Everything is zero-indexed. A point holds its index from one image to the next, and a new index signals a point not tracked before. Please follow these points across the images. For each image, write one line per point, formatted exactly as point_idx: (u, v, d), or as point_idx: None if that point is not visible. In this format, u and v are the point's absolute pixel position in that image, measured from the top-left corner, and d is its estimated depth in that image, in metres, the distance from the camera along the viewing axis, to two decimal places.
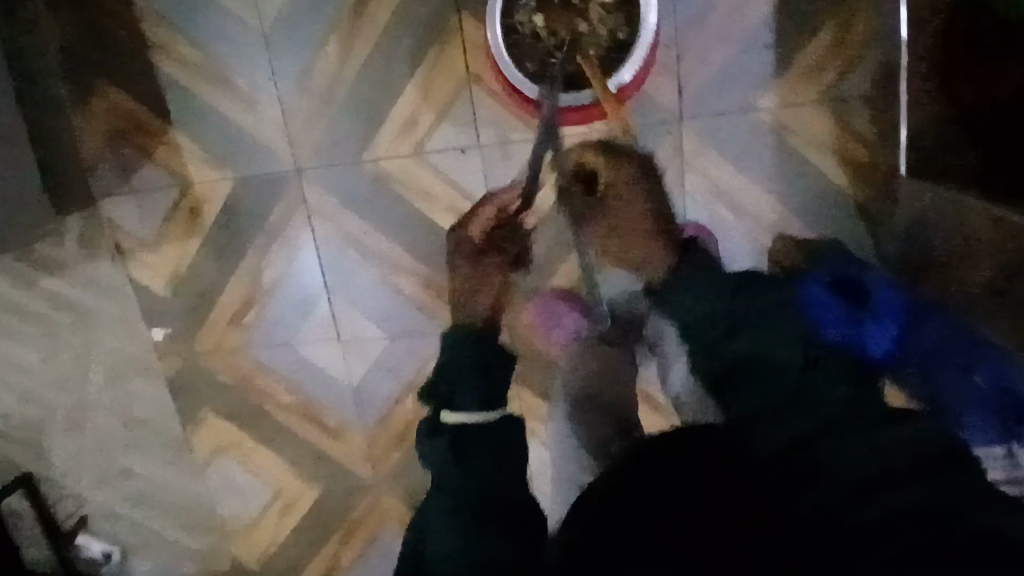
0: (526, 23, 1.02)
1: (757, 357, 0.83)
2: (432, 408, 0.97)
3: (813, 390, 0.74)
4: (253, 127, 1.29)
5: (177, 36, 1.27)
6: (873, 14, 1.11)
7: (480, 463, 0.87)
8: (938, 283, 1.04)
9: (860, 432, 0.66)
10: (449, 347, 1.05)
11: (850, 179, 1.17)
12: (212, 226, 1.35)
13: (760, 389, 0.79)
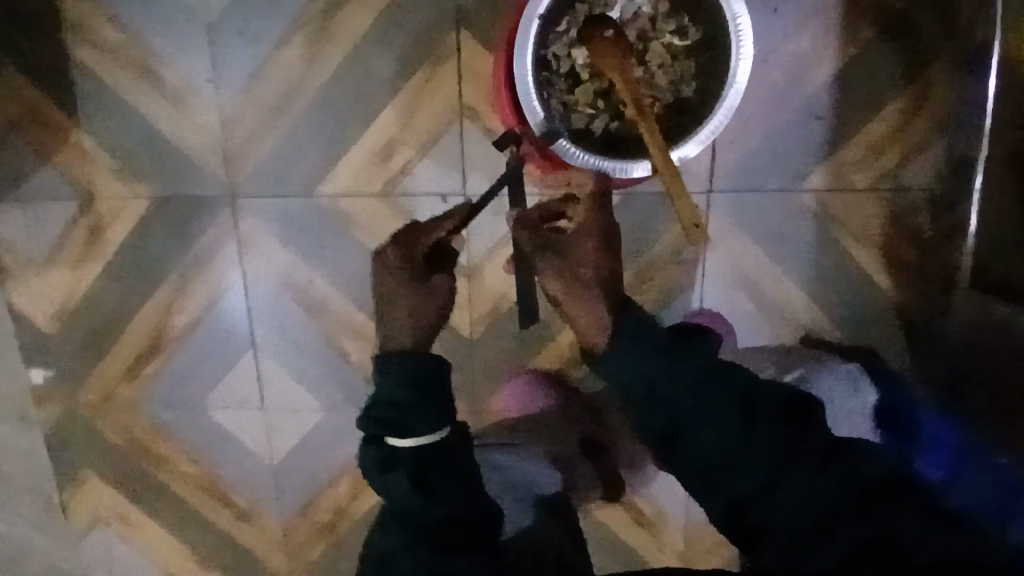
0: (563, 58, 0.81)
1: (704, 420, 0.76)
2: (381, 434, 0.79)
3: (747, 438, 0.74)
4: (184, 135, 1.03)
5: (98, 11, 0.99)
6: (948, 96, 0.94)
7: (448, 491, 0.77)
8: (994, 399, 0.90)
9: (807, 468, 0.69)
10: (391, 366, 0.84)
11: (895, 281, 1.00)
12: (118, 252, 1.08)
13: (715, 446, 0.75)
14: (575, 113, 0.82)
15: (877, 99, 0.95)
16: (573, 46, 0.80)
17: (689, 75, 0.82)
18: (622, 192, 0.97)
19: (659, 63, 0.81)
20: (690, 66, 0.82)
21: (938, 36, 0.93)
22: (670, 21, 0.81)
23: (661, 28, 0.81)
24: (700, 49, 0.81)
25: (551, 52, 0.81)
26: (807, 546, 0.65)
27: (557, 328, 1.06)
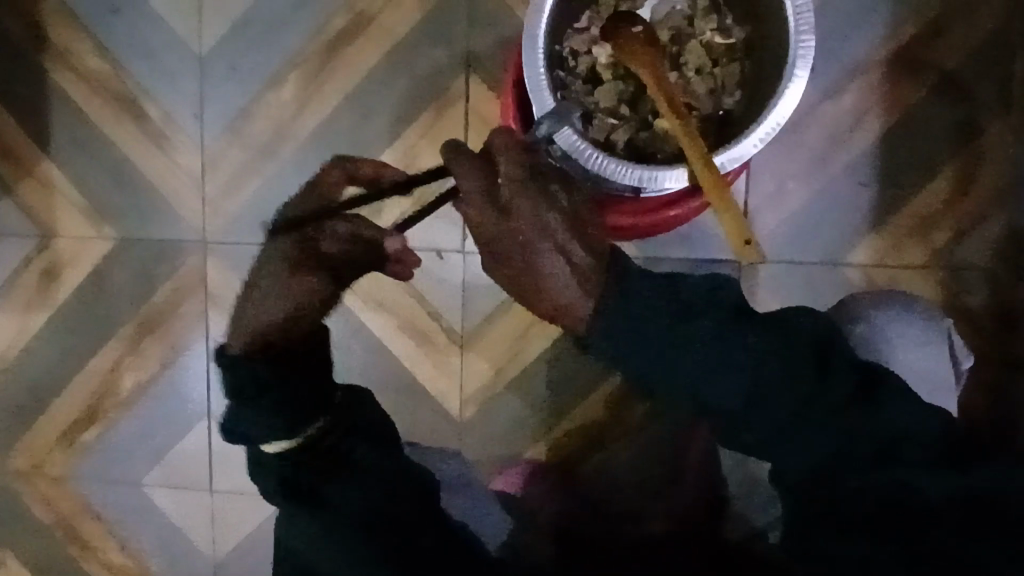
0: (581, 58, 0.69)
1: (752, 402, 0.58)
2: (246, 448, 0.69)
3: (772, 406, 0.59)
4: (158, 173, 0.93)
5: (82, 37, 0.92)
6: (1007, 166, 0.84)
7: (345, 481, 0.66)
8: None
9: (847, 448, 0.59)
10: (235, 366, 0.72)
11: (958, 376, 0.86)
12: (69, 298, 0.95)
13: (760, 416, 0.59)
14: (597, 120, 0.69)
15: (926, 165, 0.85)
16: (594, 43, 0.69)
17: (733, 79, 0.70)
18: (642, 255, 0.87)
19: (697, 65, 0.70)
20: (734, 68, 0.70)
21: (993, 99, 0.84)
22: (710, 19, 0.71)
23: (700, 26, 0.71)
24: (746, 50, 0.70)
25: (569, 47, 0.69)
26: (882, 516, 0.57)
27: (560, 412, 0.91)
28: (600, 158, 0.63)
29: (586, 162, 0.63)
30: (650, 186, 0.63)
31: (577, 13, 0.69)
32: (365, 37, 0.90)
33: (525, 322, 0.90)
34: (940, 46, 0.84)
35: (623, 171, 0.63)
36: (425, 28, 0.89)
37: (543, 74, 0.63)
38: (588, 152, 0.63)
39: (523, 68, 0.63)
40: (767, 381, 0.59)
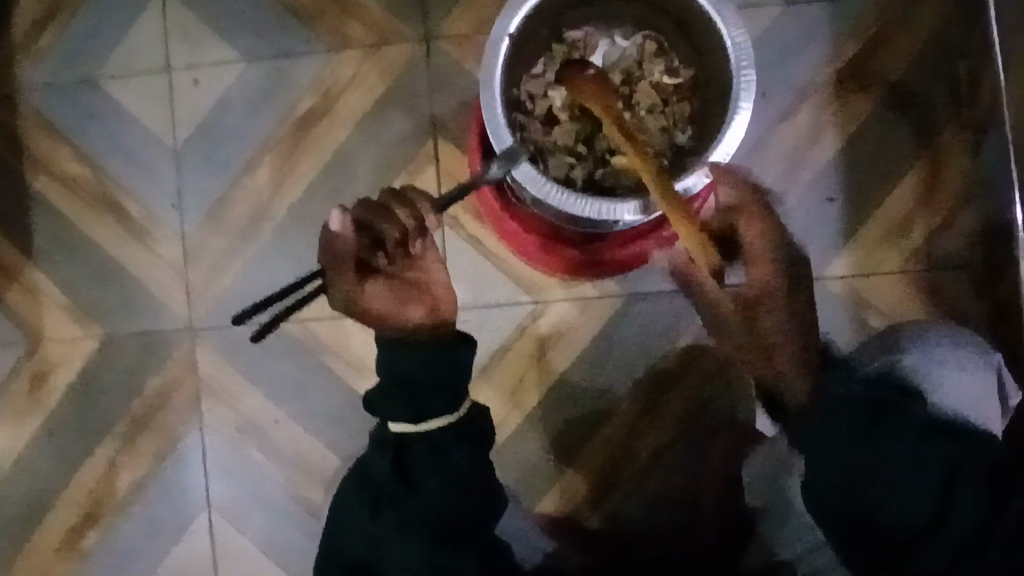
0: (538, 101, 0.72)
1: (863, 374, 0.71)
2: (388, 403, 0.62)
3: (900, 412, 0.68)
4: (141, 267, 0.94)
5: (60, 146, 0.95)
6: (967, 164, 0.87)
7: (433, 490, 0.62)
8: None
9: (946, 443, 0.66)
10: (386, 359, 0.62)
11: None
12: (60, 401, 0.95)
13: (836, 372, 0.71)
14: (554, 159, 0.72)
15: (890, 172, 0.87)
16: (549, 87, 0.72)
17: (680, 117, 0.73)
18: (627, 292, 0.89)
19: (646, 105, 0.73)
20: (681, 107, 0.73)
21: (941, 101, 0.87)
22: (659, 61, 0.74)
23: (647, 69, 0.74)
24: (692, 90, 0.73)
25: (525, 91, 0.72)
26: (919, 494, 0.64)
27: (566, 460, 0.90)
28: (559, 193, 0.64)
29: (549, 198, 0.65)
30: (607, 217, 0.65)
31: (532, 61, 0.72)
32: (333, 114, 0.93)
33: (519, 373, 0.90)
34: (881, 59, 0.87)
35: (586, 208, 0.64)
36: (390, 99, 0.92)
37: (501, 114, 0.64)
38: (549, 188, 0.65)
39: (481, 109, 0.64)
40: (887, 430, 0.66)
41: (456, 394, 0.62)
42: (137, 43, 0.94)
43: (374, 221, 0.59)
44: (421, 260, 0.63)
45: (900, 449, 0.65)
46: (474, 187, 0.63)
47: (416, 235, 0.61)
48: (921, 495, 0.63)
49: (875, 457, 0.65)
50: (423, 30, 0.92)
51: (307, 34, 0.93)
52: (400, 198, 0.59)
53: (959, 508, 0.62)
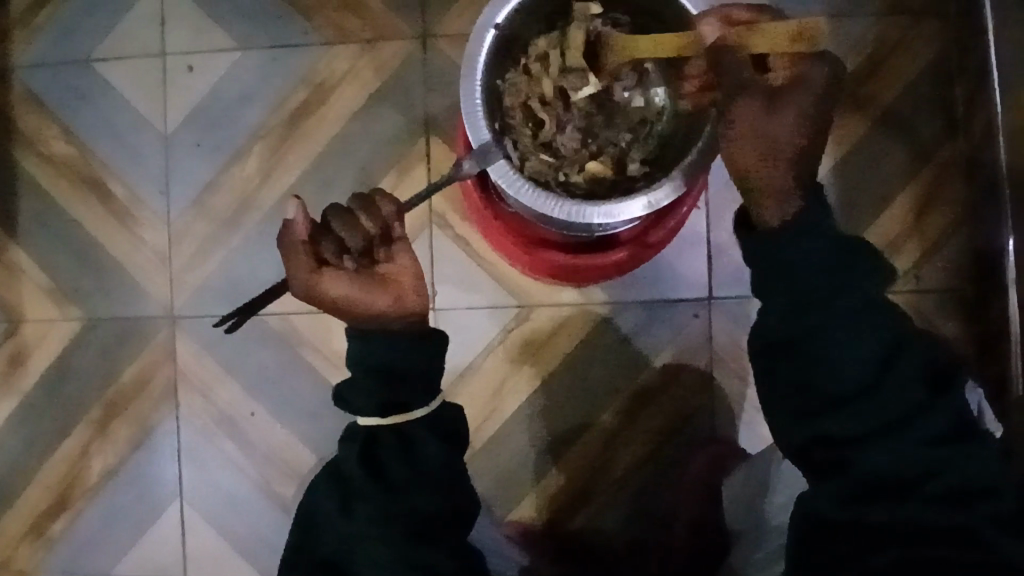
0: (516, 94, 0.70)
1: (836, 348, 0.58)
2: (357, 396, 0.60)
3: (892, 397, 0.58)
4: (124, 251, 0.93)
5: (49, 124, 0.94)
6: (960, 187, 0.86)
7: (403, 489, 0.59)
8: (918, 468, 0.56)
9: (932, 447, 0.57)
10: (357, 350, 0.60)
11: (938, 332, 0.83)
12: (35, 383, 0.93)
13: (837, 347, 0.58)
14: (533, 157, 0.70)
15: (881, 193, 0.87)
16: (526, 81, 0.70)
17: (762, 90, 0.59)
18: (612, 300, 0.89)
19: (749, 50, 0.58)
20: (774, 75, 0.59)
21: (934, 131, 0.87)
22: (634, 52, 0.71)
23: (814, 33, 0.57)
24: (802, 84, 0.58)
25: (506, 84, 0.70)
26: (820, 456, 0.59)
27: (543, 467, 0.89)
28: (535, 190, 0.63)
29: (519, 195, 0.63)
30: (576, 220, 0.63)
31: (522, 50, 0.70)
32: (326, 106, 0.92)
33: (499, 378, 0.89)
34: (877, 81, 0.87)
35: (563, 207, 0.62)
36: (383, 95, 0.92)
37: (481, 106, 0.63)
38: (521, 185, 0.63)
39: (460, 98, 0.63)
40: (810, 237, 0.59)
41: (425, 388, 0.60)
42: (133, 26, 0.94)
43: (337, 226, 0.57)
44: (389, 260, 0.60)
45: (861, 354, 0.58)
46: (445, 183, 0.63)
47: (380, 240, 0.59)
48: (880, 403, 0.58)
49: (838, 286, 0.59)
50: (420, 27, 0.91)
51: (305, 26, 0.93)
52: (365, 202, 0.58)
53: (910, 393, 0.58)
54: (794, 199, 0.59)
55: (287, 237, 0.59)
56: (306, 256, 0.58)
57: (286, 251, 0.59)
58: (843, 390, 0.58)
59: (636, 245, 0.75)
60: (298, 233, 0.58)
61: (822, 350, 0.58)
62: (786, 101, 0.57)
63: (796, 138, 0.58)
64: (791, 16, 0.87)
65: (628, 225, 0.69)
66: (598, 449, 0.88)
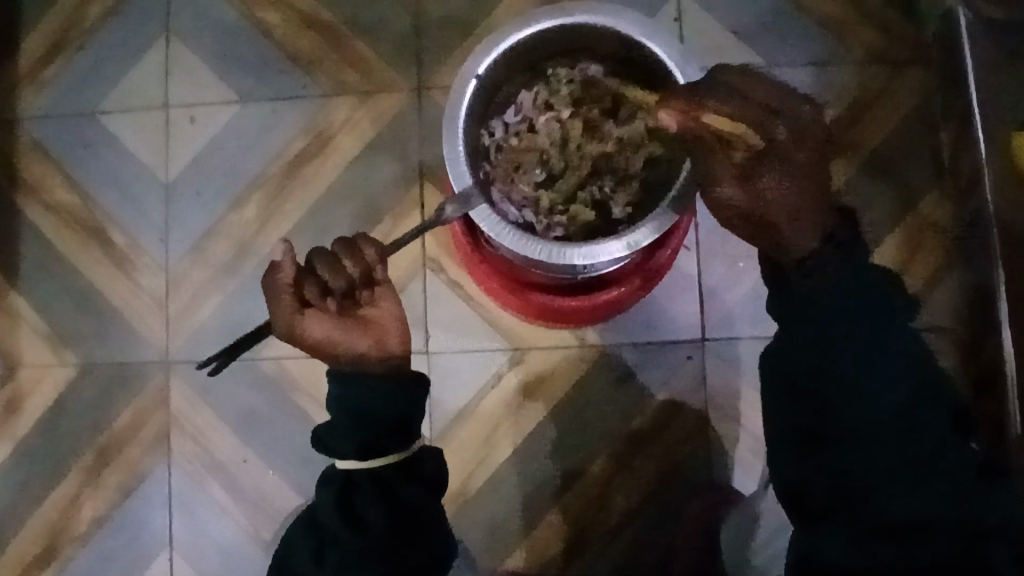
0: (502, 146, 0.73)
1: (870, 373, 0.62)
2: (340, 442, 0.59)
3: (915, 426, 0.61)
4: (122, 296, 0.95)
5: (54, 175, 0.97)
6: (947, 225, 0.87)
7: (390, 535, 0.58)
8: (926, 480, 0.60)
9: (934, 475, 0.60)
10: (339, 397, 0.60)
11: None
12: (30, 429, 0.93)
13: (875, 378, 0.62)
14: (523, 205, 0.72)
15: (871, 234, 0.88)
16: (512, 135, 0.73)
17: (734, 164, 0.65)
18: (605, 344, 0.89)
19: (711, 138, 0.63)
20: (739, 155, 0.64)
21: (921, 173, 0.88)
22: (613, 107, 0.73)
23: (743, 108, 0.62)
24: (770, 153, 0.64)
25: (493, 139, 0.73)
26: (828, 485, 0.62)
27: (536, 513, 0.87)
28: (513, 232, 0.63)
29: (502, 238, 0.63)
30: (557, 261, 0.63)
31: (498, 111, 0.72)
32: (324, 155, 0.94)
33: (493, 422, 0.89)
34: (861, 128, 0.89)
35: (549, 249, 0.63)
36: (380, 144, 0.94)
37: (463, 152, 0.64)
38: (504, 228, 0.64)
39: (444, 144, 0.64)
40: (830, 289, 0.63)
41: (407, 430, 0.61)
42: (138, 79, 0.97)
43: (321, 268, 0.57)
44: (371, 303, 0.60)
45: (885, 400, 0.61)
46: (429, 227, 0.64)
47: (362, 283, 0.58)
48: (900, 449, 0.61)
49: (866, 334, 0.63)
50: (416, 80, 0.94)
51: (304, 79, 0.96)
52: (348, 246, 0.57)
53: (937, 439, 0.61)
54: (809, 241, 0.64)
55: (270, 275, 0.58)
56: (288, 296, 0.58)
57: (269, 288, 0.58)
58: (860, 430, 0.62)
59: (624, 286, 0.76)
60: (282, 272, 0.57)
61: (853, 395, 0.62)
62: (765, 170, 0.65)
63: (789, 202, 0.65)
64: (774, 65, 0.90)
65: (615, 266, 0.70)
66: (593, 495, 0.87)
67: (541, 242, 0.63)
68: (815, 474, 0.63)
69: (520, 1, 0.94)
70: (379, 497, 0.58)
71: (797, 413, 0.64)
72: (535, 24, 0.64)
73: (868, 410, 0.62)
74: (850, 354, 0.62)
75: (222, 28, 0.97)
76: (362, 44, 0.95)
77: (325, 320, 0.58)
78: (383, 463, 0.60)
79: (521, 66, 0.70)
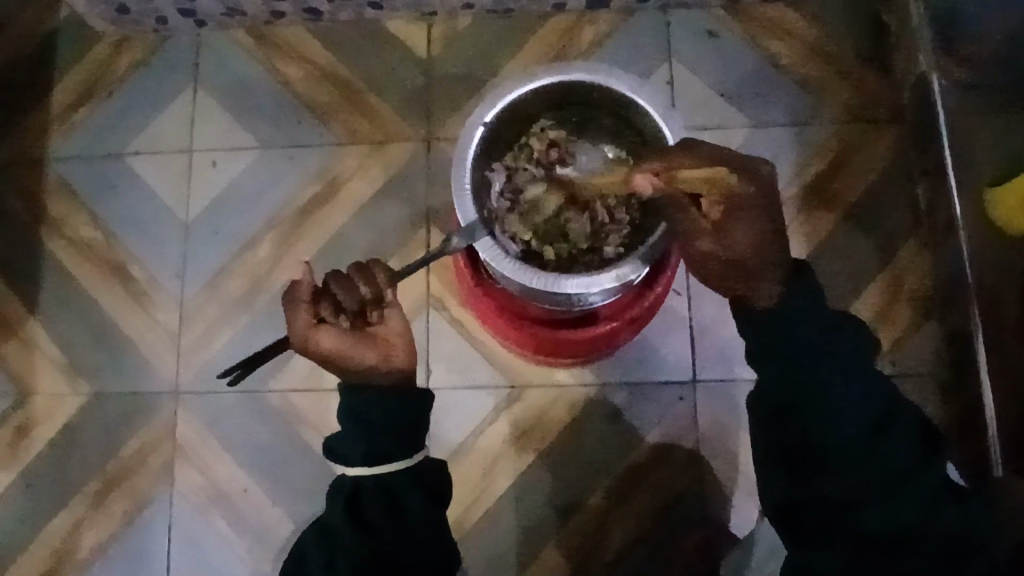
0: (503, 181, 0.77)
1: (844, 392, 0.61)
2: (348, 451, 0.63)
3: (890, 443, 0.61)
4: (136, 328, 0.98)
5: (79, 212, 1.02)
6: (925, 272, 0.92)
7: (392, 545, 0.60)
8: (911, 499, 0.60)
9: (916, 494, 0.60)
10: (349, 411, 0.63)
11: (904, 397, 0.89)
12: (37, 456, 0.95)
13: (846, 395, 0.61)
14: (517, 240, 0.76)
15: (853, 282, 0.92)
16: (512, 173, 0.77)
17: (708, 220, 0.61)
18: (601, 381, 0.92)
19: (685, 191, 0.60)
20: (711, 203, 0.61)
21: (899, 225, 0.93)
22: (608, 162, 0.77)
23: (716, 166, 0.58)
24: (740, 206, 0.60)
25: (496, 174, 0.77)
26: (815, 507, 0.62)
27: (533, 547, 0.89)
28: (514, 264, 0.68)
29: (503, 269, 0.68)
30: (553, 290, 0.67)
31: (508, 145, 0.77)
32: (336, 198, 1.00)
33: (491, 455, 0.91)
34: (841, 182, 0.95)
35: (548, 282, 0.67)
36: (389, 189, 1.00)
37: (469, 189, 0.69)
38: (504, 259, 0.68)
39: (451, 183, 0.69)
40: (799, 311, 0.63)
41: (411, 445, 0.64)
42: (164, 125, 1.03)
43: (334, 288, 0.60)
44: (380, 322, 0.64)
45: (860, 414, 0.61)
46: (437, 257, 0.69)
47: (374, 304, 0.61)
48: (880, 462, 0.60)
49: (832, 356, 0.62)
50: (425, 131, 1.00)
51: (320, 128, 1.02)
52: (362, 270, 0.60)
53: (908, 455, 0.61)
54: (771, 291, 0.63)
55: (289, 296, 0.62)
56: (304, 313, 0.61)
57: (288, 308, 0.62)
58: (841, 456, 0.61)
59: (618, 322, 0.79)
60: (300, 291, 0.62)
61: (825, 416, 0.61)
62: (732, 225, 0.60)
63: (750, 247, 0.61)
64: (760, 124, 0.96)
65: (608, 299, 0.73)
66: (590, 531, 0.89)
67: (540, 274, 0.67)
68: (800, 497, 0.62)
69: (523, 61, 1.01)
70: (385, 509, 0.61)
71: (777, 435, 0.64)
72: (536, 79, 0.70)
73: (847, 427, 0.61)
74: (821, 373, 0.62)
75: (245, 81, 1.04)
76: (376, 97, 1.02)
77: (338, 336, 0.61)
78: (388, 470, 0.62)
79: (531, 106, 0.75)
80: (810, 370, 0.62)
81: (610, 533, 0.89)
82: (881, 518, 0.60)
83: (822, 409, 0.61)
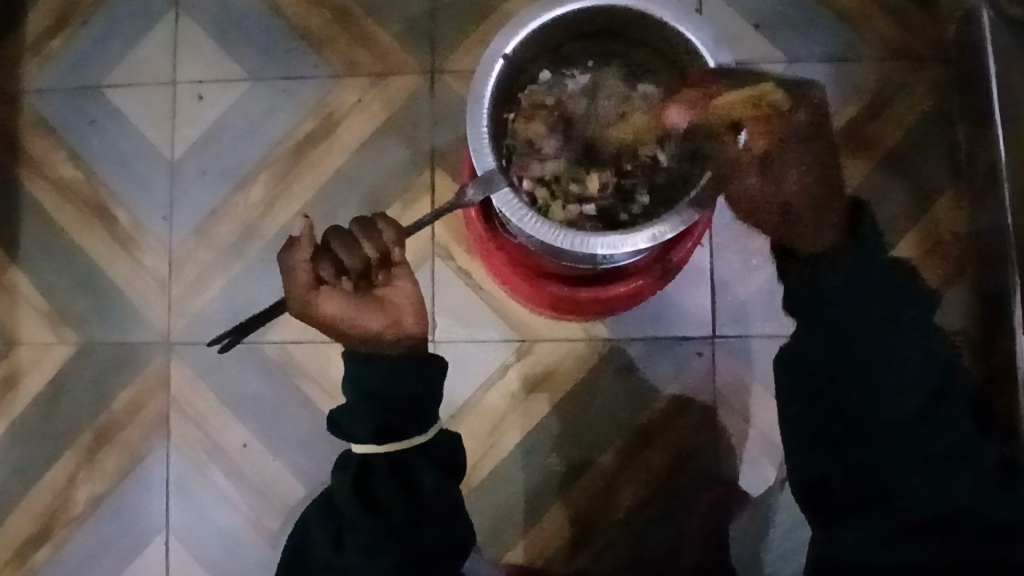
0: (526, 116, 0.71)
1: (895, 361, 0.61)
2: (354, 425, 0.59)
3: (938, 416, 0.60)
4: (124, 275, 0.93)
5: (57, 149, 0.95)
6: (963, 225, 0.87)
7: (399, 525, 0.57)
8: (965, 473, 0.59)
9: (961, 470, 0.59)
10: (355, 381, 0.59)
11: None
12: (26, 407, 0.92)
13: (893, 365, 0.61)
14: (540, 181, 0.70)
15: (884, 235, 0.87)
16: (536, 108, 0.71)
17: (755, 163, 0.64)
18: (616, 336, 0.87)
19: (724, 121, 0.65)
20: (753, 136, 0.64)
21: (937, 172, 0.87)
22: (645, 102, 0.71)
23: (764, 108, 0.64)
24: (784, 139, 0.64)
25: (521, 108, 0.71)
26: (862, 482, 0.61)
27: (541, 505, 0.86)
28: (536, 220, 0.62)
29: (522, 223, 0.62)
30: (579, 250, 0.62)
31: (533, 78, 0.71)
32: (333, 137, 0.93)
33: (499, 412, 0.87)
34: (879, 125, 0.88)
35: (575, 239, 0.62)
36: (390, 127, 0.92)
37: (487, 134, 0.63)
38: (525, 215, 0.62)
39: (466, 126, 0.63)
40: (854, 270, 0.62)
41: (420, 417, 0.60)
42: (146, 54, 0.95)
43: (336, 246, 0.55)
44: (388, 284, 0.60)
45: (910, 384, 0.60)
46: (449, 211, 0.62)
47: (379, 264, 0.57)
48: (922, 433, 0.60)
49: (892, 330, 0.61)
50: (429, 63, 0.93)
51: (315, 59, 0.94)
52: (366, 226, 0.55)
53: (950, 431, 0.60)
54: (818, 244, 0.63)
55: (287, 252, 0.57)
56: (304, 274, 0.57)
57: (286, 266, 0.57)
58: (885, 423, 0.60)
59: (638, 280, 0.75)
60: (299, 250, 0.56)
61: (871, 387, 0.61)
62: (778, 163, 0.64)
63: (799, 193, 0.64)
64: (794, 60, 0.89)
65: (632, 257, 0.68)
66: (600, 489, 0.86)
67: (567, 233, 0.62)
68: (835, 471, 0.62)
69: None
70: (393, 484, 0.57)
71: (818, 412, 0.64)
72: (564, 6, 0.63)
73: (898, 394, 0.61)
74: (865, 335, 0.62)
75: (232, 6, 0.95)
76: (374, 24, 0.93)
77: (339, 300, 0.57)
78: (397, 447, 0.59)
79: (571, 30, 0.68)
80: (857, 337, 0.62)
81: (622, 492, 0.86)
82: (935, 498, 0.58)
83: (869, 377, 0.61)
